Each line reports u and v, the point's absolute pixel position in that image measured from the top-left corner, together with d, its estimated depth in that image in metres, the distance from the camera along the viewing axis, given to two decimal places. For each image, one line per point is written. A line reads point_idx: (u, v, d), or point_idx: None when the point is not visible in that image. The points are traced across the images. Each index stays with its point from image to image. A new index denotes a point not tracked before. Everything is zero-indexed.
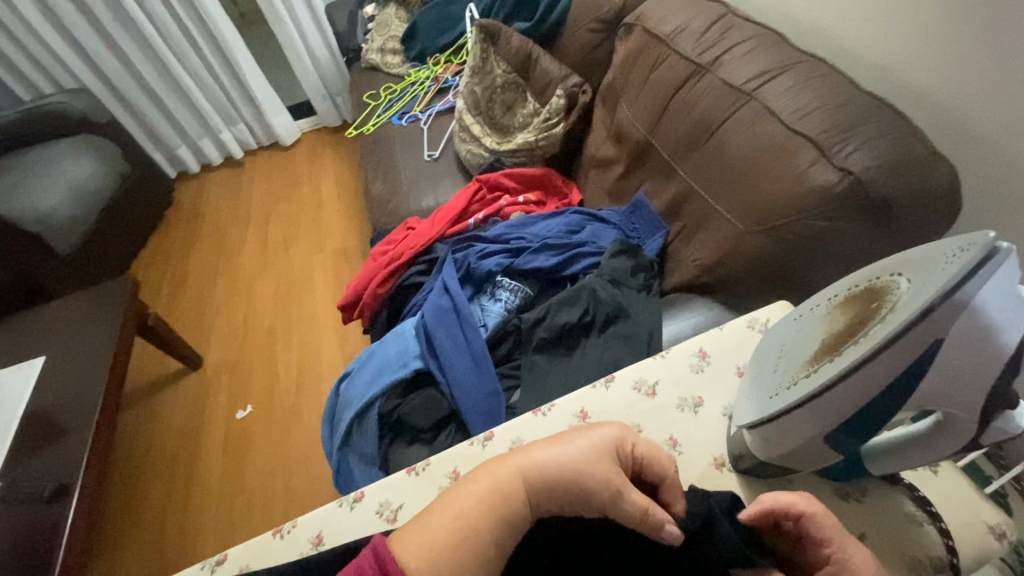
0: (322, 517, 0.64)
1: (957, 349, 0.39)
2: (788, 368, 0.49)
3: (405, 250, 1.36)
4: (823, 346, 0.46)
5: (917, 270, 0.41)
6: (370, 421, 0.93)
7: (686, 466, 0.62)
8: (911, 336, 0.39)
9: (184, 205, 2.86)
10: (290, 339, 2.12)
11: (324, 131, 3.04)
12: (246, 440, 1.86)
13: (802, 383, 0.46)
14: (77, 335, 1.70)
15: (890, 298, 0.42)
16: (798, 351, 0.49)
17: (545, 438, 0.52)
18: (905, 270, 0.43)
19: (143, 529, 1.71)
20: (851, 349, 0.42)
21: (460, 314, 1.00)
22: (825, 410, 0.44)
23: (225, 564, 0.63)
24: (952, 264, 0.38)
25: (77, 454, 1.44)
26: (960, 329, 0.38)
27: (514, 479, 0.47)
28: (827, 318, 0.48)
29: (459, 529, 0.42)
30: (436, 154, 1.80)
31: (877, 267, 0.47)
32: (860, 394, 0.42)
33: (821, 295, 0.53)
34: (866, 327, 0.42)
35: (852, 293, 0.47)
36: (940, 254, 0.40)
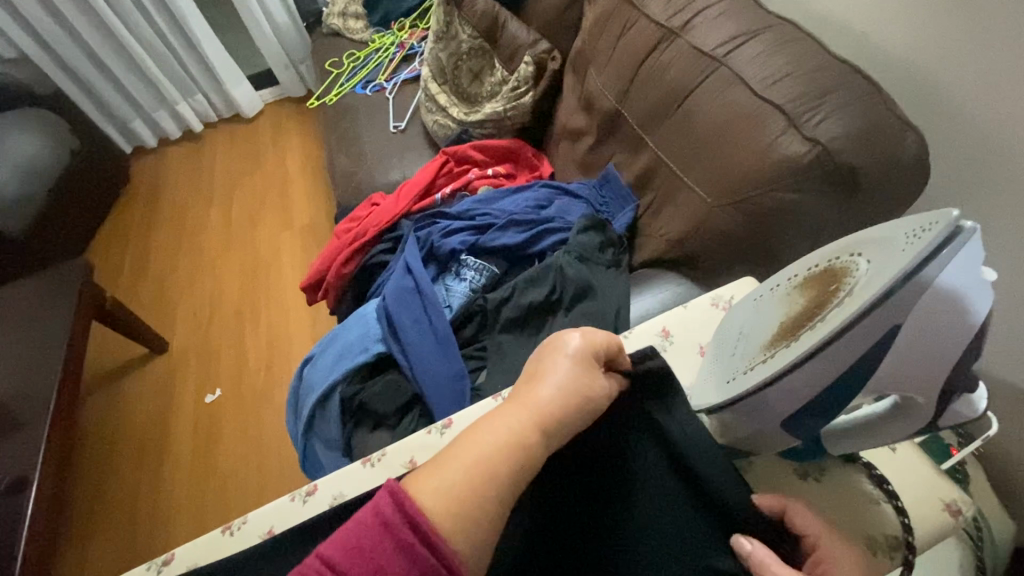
0: (273, 512, 0.61)
1: (919, 332, 0.38)
2: (746, 352, 0.47)
3: (370, 227, 1.31)
4: (781, 330, 0.44)
5: (878, 250, 0.39)
6: (332, 406, 0.90)
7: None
8: (871, 322, 0.37)
9: (141, 181, 2.72)
10: (258, 319, 2.06)
11: (288, 102, 2.90)
12: (216, 425, 1.82)
13: (758, 368, 0.44)
14: (28, 323, 1.62)
15: (850, 280, 0.40)
16: (757, 335, 0.47)
17: (526, 380, 0.50)
18: (866, 250, 0.40)
19: (113, 518, 1.68)
20: (809, 334, 0.40)
21: (423, 294, 0.96)
22: (783, 396, 0.42)
23: (172, 563, 0.60)
24: (913, 245, 0.35)
25: (34, 445, 1.39)
26: (920, 313, 0.37)
27: (520, 428, 0.45)
28: (787, 300, 0.46)
29: (475, 481, 0.41)
30: (402, 126, 1.73)
31: (839, 244, 0.44)
32: (822, 379, 0.41)
33: (782, 272, 0.50)
34: (824, 311, 0.40)
35: (812, 273, 0.45)
36: (903, 231, 0.37)
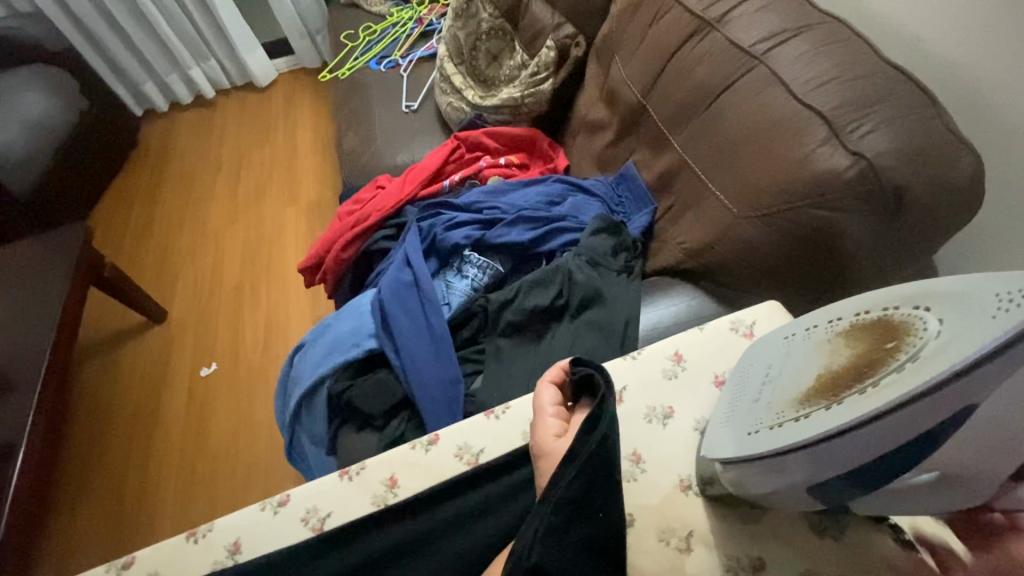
0: (241, 521, 0.57)
1: (998, 410, 0.32)
2: (779, 398, 0.42)
3: (373, 211, 1.26)
4: (823, 380, 0.39)
5: (954, 310, 0.34)
6: (319, 402, 0.86)
7: (651, 481, 0.56)
8: (940, 398, 0.32)
9: (150, 145, 2.68)
10: (258, 295, 2.02)
11: (303, 73, 2.84)
12: (210, 400, 1.79)
13: (787, 426, 0.39)
14: (25, 286, 1.59)
15: (920, 337, 0.35)
16: (794, 380, 0.42)
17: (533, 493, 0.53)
18: (941, 308, 0.35)
19: (103, 485, 1.67)
20: (863, 394, 0.35)
21: (421, 290, 0.91)
22: (820, 460, 0.37)
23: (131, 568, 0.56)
24: (1005, 313, 0.30)
25: (23, 412, 1.37)
26: (1002, 393, 0.31)
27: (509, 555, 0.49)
28: (834, 347, 0.41)
29: None
30: (415, 106, 1.67)
31: (903, 291, 0.39)
32: (869, 449, 0.35)
33: (825, 310, 0.45)
34: (878, 373, 0.35)
35: (866, 320, 0.40)
36: (990, 293, 0.32)
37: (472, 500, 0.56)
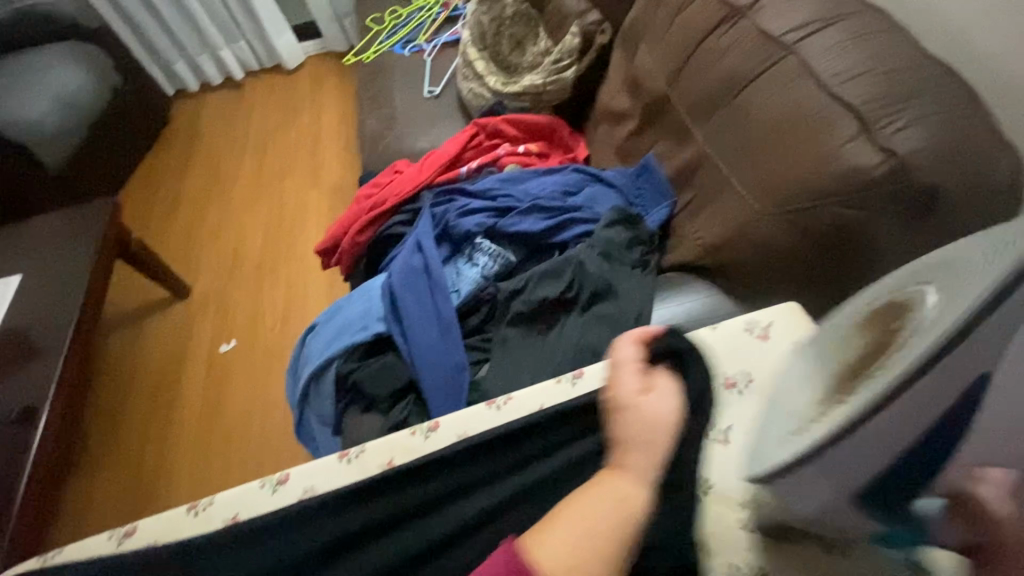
0: (240, 499, 0.61)
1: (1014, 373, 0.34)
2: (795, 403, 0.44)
3: (390, 196, 1.27)
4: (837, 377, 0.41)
5: (949, 277, 0.37)
6: (326, 382, 0.87)
7: (717, 504, 0.59)
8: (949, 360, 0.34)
9: (180, 124, 2.74)
10: (277, 275, 2.05)
11: (330, 56, 2.86)
12: (227, 376, 1.83)
13: (821, 420, 0.39)
14: (55, 256, 1.65)
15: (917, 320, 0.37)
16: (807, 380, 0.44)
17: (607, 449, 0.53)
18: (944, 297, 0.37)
19: (123, 452, 1.73)
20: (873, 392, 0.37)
21: (431, 275, 0.90)
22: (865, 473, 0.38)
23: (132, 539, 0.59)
24: (989, 266, 0.34)
25: (47, 377, 1.42)
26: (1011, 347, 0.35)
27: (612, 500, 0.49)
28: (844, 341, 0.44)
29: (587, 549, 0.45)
30: (437, 91, 1.66)
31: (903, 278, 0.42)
32: (891, 422, 0.36)
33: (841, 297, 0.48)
34: (886, 354, 0.38)
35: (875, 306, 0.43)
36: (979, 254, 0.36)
37: (490, 467, 0.59)
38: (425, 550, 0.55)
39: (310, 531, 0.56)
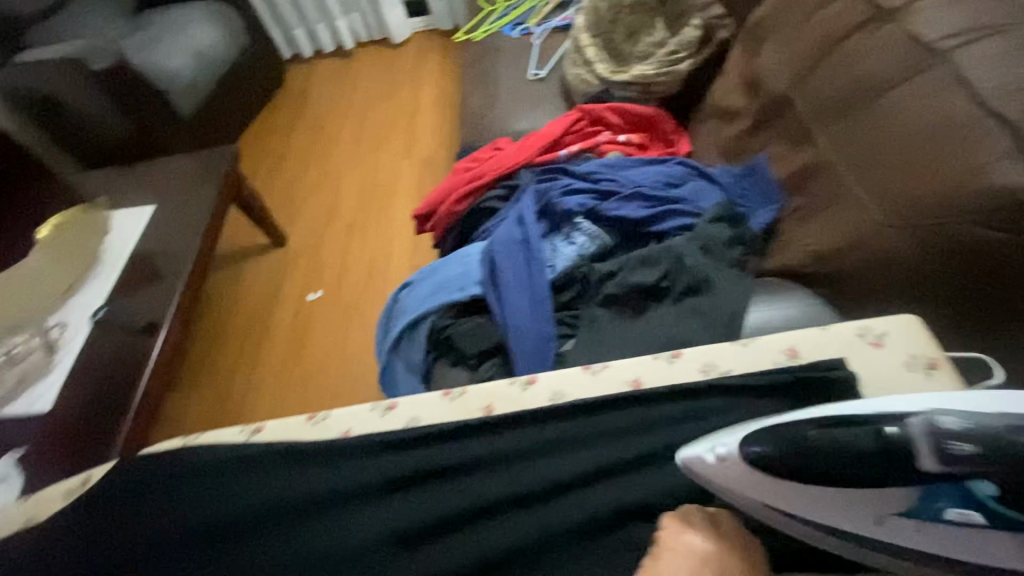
0: (352, 418, 0.80)
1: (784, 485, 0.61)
2: (860, 509, 0.60)
3: (488, 171, 1.32)
4: (891, 495, 0.58)
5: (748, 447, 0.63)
6: (420, 334, 0.94)
7: None
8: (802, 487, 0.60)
9: (292, 86, 2.94)
10: (366, 236, 2.19)
11: (435, 34, 2.98)
12: (312, 322, 1.99)
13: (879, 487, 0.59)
14: (182, 194, 1.84)
15: (925, 457, 0.54)
16: (856, 496, 0.59)
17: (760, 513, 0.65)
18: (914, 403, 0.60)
19: (215, 376, 1.92)
20: (957, 487, 0.56)
21: (529, 247, 0.94)
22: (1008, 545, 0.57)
23: (259, 433, 0.80)
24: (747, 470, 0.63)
25: (167, 299, 1.60)
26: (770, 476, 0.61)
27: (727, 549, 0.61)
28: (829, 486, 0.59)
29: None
30: (541, 74, 1.69)
31: (813, 439, 0.59)
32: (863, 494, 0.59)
33: (743, 477, 0.62)
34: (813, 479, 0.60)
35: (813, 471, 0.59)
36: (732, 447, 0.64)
37: (567, 433, 0.73)
38: (501, 496, 0.70)
39: (413, 456, 0.73)
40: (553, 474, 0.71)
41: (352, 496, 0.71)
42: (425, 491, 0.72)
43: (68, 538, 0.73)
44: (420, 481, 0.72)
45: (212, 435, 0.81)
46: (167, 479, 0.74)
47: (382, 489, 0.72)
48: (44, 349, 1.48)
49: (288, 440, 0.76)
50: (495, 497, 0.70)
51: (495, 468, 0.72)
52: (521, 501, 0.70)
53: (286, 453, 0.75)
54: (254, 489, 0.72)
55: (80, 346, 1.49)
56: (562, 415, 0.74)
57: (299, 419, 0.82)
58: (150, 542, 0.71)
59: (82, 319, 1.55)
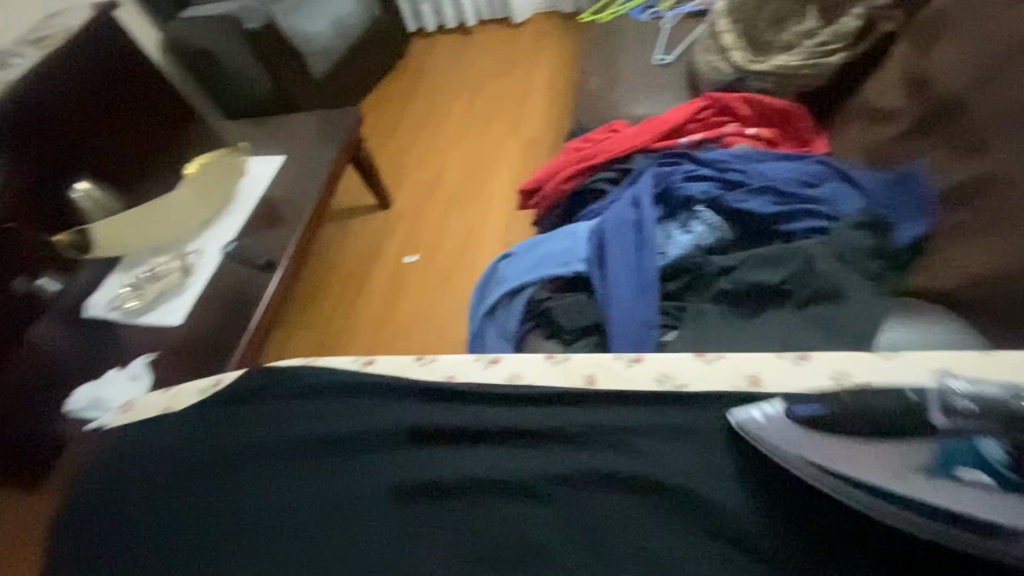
0: (460, 364, 0.87)
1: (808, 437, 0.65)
2: (880, 464, 0.62)
3: (602, 152, 1.30)
4: (901, 449, 0.62)
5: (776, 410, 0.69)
6: (517, 304, 0.95)
7: None
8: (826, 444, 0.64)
9: (413, 58, 3.06)
10: (465, 210, 2.31)
11: (556, 17, 3.01)
12: (406, 283, 2.13)
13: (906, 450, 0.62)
14: (309, 149, 2.01)
15: (935, 415, 0.61)
16: (873, 452, 0.63)
17: None
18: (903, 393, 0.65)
19: (314, 319, 2.09)
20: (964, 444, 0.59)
21: (641, 229, 0.92)
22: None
23: (372, 366, 0.89)
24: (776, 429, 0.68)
25: (286, 242, 1.76)
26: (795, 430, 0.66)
27: None
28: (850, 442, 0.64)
29: None
30: (668, 59, 1.63)
31: (836, 402, 0.66)
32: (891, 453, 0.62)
33: (782, 428, 0.67)
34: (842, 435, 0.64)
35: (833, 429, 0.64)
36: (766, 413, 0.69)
37: (655, 422, 0.74)
38: (578, 472, 0.72)
39: (502, 414, 0.78)
40: (639, 466, 0.72)
41: (441, 438, 0.78)
42: (508, 451, 0.76)
43: (209, 424, 0.86)
44: (505, 440, 0.76)
45: (331, 360, 0.90)
46: (297, 387, 0.87)
47: (468, 438, 0.78)
48: (181, 271, 1.67)
49: (402, 376, 0.85)
50: (572, 470, 0.72)
51: (576, 444, 0.75)
52: (596, 481, 0.71)
53: (392, 388, 0.84)
54: (365, 411, 0.82)
55: (210, 272, 1.67)
56: (659, 403, 0.76)
57: (410, 358, 0.90)
58: (269, 441, 0.82)
59: (216, 249, 1.73)
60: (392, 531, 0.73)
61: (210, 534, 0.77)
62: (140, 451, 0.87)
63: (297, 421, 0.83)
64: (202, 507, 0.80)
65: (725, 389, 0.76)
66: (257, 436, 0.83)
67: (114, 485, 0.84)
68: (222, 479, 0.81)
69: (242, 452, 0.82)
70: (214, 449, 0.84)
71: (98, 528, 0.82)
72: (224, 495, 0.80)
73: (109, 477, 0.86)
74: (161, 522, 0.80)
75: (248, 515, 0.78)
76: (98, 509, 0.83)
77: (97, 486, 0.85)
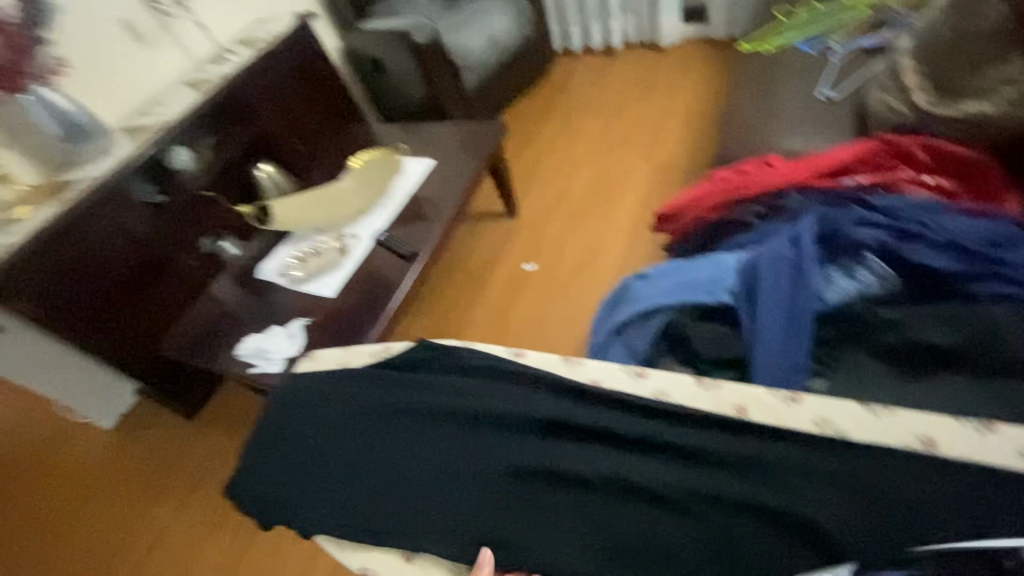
0: (608, 373, 0.87)
1: None
2: None
3: (752, 185, 1.27)
4: None
5: None
6: (654, 325, 0.97)
7: None
8: None
9: (554, 75, 3.19)
10: (588, 226, 2.36)
11: (705, 44, 3.00)
12: (522, 289, 2.23)
13: None
14: (456, 155, 2.19)
15: None
16: None
17: None
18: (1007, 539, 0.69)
19: (434, 310, 2.26)
20: None
21: (799, 270, 0.88)
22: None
23: (521, 358, 0.91)
24: None
25: (427, 237, 1.94)
26: None
27: None
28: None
29: None
30: (833, 95, 1.57)
31: None
32: None
33: None
34: None
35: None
36: None
37: (815, 464, 0.75)
38: (730, 498, 0.73)
39: (626, 417, 0.82)
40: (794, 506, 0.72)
41: (565, 430, 0.82)
42: (660, 461, 0.78)
43: (364, 385, 0.93)
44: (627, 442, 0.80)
45: (483, 346, 0.94)
46: (453, 364, 0.93)
47: (593, 434, 0.81)
48: (338, 250, 1.92)
49: (553, 372, 0.87)
50: (724, 494, 0.74)
51: (730, 469, 0.76)
52: (747, 510, 0.73)
53: (547, 381, 0.86)
54: (507, 397, 0.86)
55: (362, 255, 1.91)
56: (815, 445, 0.76)
57: (555, 358, 0.90)
58: (418, 407, 0.87)
59: (367, 235, 1.96)
60: (522, 506, 0.77)
61: (350, 489, 0.83)
62: (296, 401, 0.95)
63: (439, 399, 0.88)
64: (327, 456, 0.87)
65: (893, 444, 0.75)
66: (403, 402, 0.88)
67: (272, 426, 0.93)
68: (366, 440, 0.86)
69: (389, 414, 0.88)
70: (363, 409, 0.89)
71: (258, 462, 0.90)
72: (356, 452, 0.86)
73: (265, 419, 0.95)
74: (309, 465, 0.87)
75: (387, 480, 0.82)
76: (257, 443, 0.93)
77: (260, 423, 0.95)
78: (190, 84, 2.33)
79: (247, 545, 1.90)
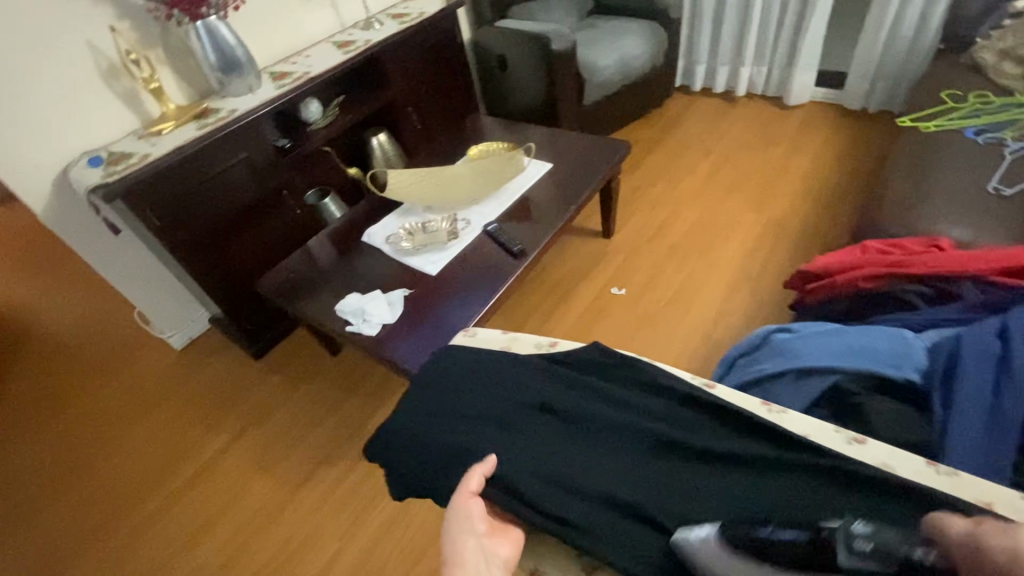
0: (815, 429, 0.85)
1: None
2: None
3: (918, 262, 1.21)
4: None
5: None
6: (820, 383, 0.95)
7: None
8: None
9: (669, 109, 3.17)
10: (685, 263, 2.30)
11: (834, 108, 2.92)
12: (608, 311, 2.20)
13: None
14: (573, 165, 2.18)
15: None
16: None
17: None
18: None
19: (516, 311, 2.26)
20: None
21: (1005, 367, 0.84)
22: (979, 531, 0.57)
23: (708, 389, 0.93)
24: None
25: (537, 237, 1.91)
26: None
27: None
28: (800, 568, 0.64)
29: None
30: (1005, 191, 1.50)
31: None
32: None
33: None
34: None
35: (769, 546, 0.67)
36: None
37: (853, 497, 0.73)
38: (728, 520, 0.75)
39: (684, 426, 0.87)
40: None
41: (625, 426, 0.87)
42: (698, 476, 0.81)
43: (540, 379, 0.96)
44: (672, 452, 0.84)
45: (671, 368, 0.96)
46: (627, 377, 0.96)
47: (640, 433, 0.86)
48: (449, 232, 1.95)
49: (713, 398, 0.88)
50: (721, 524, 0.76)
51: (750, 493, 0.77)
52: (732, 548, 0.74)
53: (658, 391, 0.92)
54: (628, 405, 0.90)
55: (470, 240, 1.93)
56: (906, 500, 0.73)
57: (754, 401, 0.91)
58: (591, 417, 0.89)
59: (479, 223, 1.99)
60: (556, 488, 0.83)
61: (518, 475, 0.83)
62: (459, 376, 1.00)
63: (607, 407, 0.91)
64: (488, 436, 0.90)
65: None
66: (577, 409, 0.91)
67: (438, 401, 0.98)
68: (539, 433, 0.89)
69: (562, 418, 0.90)
70: (540, 405, 0.92)
71: (420, 430, 0.94)
72: (519, 444, 0.88)
73: None
74: (470, 451, 0.88)
75: (545, 479, 0.83)
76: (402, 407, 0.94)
77: (418, 398, 0.99)
78: (336, 43, 2.42)
79: (288, 498, 1.90)
